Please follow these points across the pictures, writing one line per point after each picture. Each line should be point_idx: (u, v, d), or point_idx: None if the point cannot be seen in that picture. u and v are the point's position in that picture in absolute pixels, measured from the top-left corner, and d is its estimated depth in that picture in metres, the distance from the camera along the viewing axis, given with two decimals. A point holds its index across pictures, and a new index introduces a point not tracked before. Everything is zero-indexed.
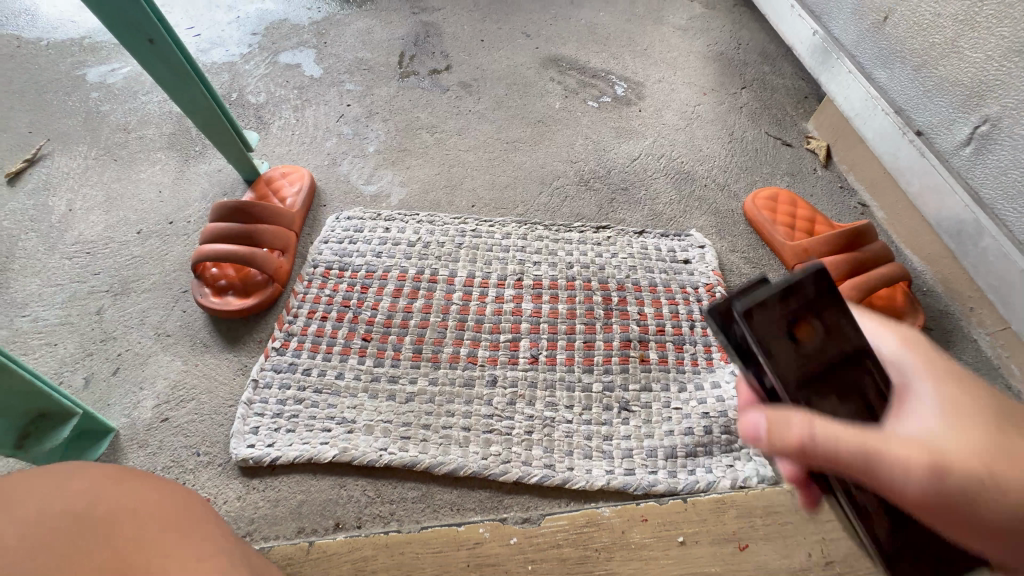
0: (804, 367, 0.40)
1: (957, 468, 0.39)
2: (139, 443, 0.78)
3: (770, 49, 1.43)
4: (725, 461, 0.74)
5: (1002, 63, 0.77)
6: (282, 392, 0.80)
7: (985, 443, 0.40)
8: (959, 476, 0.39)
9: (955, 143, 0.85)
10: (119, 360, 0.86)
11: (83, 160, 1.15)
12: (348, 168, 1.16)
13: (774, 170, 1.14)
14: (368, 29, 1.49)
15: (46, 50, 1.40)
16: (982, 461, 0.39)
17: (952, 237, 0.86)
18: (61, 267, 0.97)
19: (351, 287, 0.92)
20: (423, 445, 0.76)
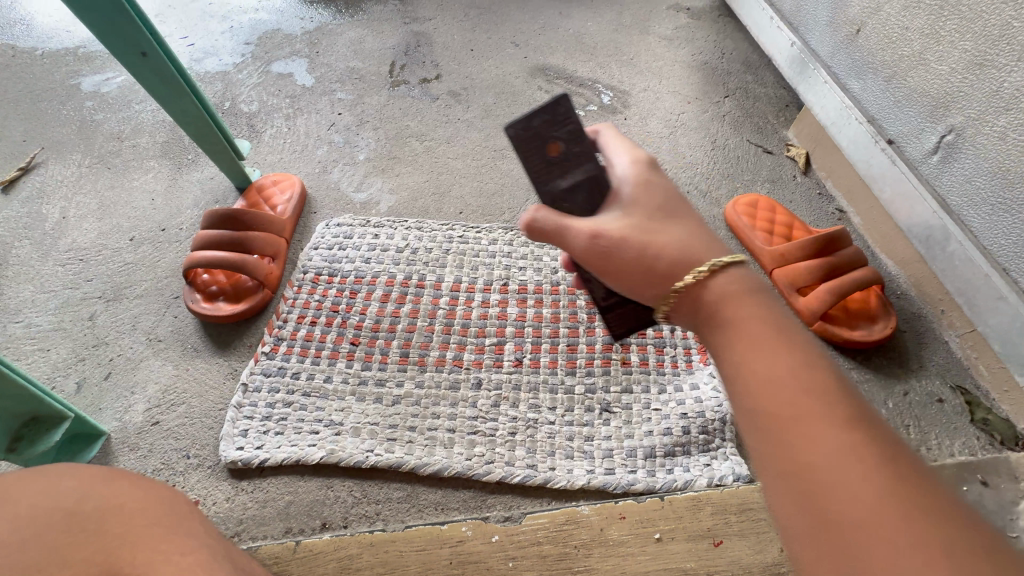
0: (547, 174, 0.51)
1: (614, 240, 0.48)
2: (130, 446, 0.79)
3: (753, 58, 1.46)
4: (702, 460, 0.76)
5: (965, 75, 0.80)
6: (272, 395, 0.82)
7: (645, 223, 0.48)
8: (616, 242, 0.47)
9: (923, 151, 0.89)
10: (110, 365, 0.88)
11: (76, 168, 1.17)
12: (339, 176, 1.18)
13: (755, 177, 1.17)
14: (360, 39, 1.51)
15: (41, 59, 1.42)
16: (632, 239, 0.47)
17: (922, 241, 0.90)
18: (54, 274, 0.99)
19: (341, 292, 0.94)
20: (409, 446, 0.78)
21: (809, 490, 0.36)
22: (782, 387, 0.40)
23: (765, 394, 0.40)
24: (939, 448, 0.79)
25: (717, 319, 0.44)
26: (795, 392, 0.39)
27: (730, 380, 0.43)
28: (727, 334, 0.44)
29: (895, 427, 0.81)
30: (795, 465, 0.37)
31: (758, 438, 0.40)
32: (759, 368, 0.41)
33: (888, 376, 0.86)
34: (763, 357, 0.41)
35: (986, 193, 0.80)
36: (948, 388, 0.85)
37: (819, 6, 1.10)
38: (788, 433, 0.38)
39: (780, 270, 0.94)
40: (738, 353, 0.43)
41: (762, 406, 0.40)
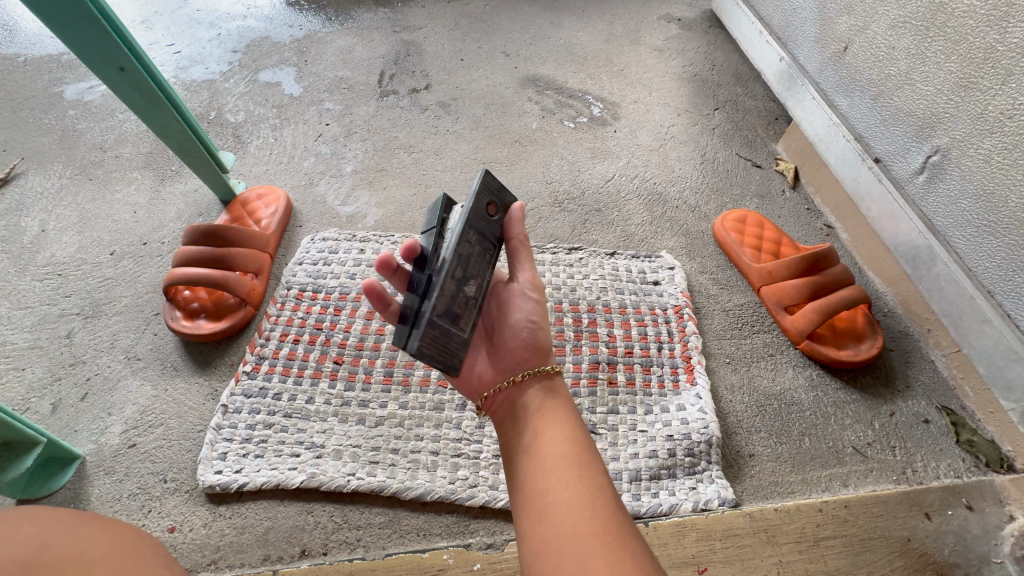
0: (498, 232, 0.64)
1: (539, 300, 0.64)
2: (105, 470, 0.77)
3: (743, 69, 1.46)
4: (688, 484, 0.75)
5: (950, 96, 0.80)
6: (251, 417, 0.80)
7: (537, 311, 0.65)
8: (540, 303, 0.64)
9: (910, 170, 0.89)
10: (87, 385, 0.86)
11: (57, 179, 1.15)
12: (325, 188, 1.17)
13: (744, 192, 1.16)
14: (349, 47, 1.50)
15: (24, 66, 1.39)
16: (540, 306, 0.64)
17: (908, 260, 0.91)
18: (32, 290, 0.97)
19: (324, 310, 0.92)
20: (392, 469, 0.77)
21: (564, 522, 0.46)
22: (568, 443, 0.52)
23: (555, 444, 0.52)
24: (925, 471, 0.78)
25: (541, 388, 0.58)
26: (575, 446, 0.52)
27: (535, 431, 0.54)
28: (543, 400, 0.57)
29: (881, 448, 0.81)
30: (560, 501, 0.48)
31: (539, 479, 0.50)
32: (556, 426, 0.54)
33: (874, 396, 0.86)
34: (554, 425, 0.54)
35: (971, 215, 0.80)
36: (934, 408, 0.84)
37: (807, 22, 1.10)
38: (564, 476, 0.49)
39: (768, 288, 0.94)
40: (548, 414, 0.56)
41: (551, 455, 0.51)
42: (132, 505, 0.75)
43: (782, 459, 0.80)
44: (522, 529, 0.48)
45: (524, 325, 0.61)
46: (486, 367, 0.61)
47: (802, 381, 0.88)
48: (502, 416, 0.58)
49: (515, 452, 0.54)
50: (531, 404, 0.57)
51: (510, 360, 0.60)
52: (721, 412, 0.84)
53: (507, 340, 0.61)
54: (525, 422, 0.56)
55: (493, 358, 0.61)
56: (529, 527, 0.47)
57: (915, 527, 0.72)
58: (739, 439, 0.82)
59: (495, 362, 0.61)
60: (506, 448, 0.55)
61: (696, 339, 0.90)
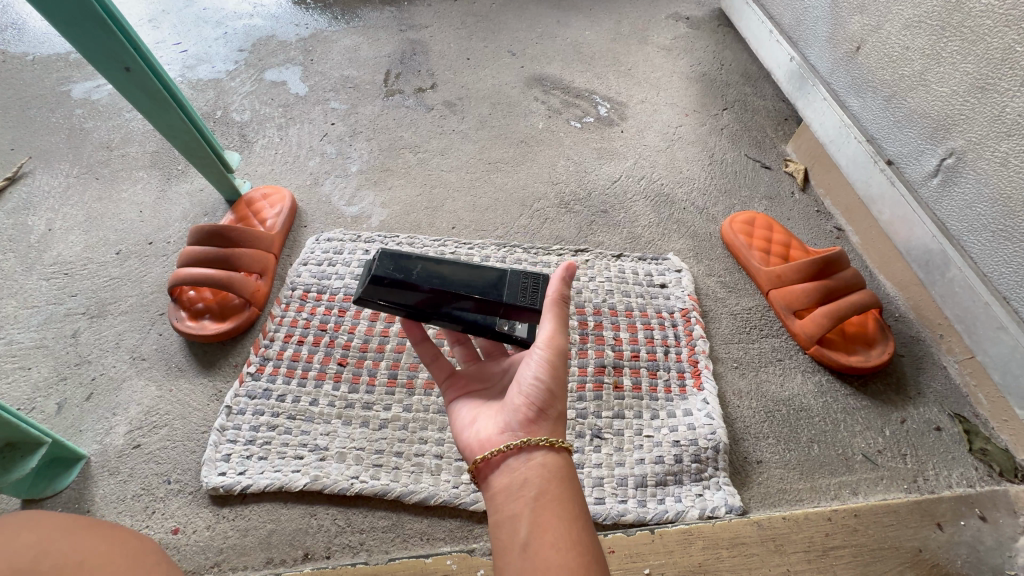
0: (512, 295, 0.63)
1: (557, 354, 0.54)
2: (109, 471, 0.77)
3: (752, 69, 1.44)
4: (694, 490, 0.74)
5: (966, 98, 0.79)
6: (255, 418, 0.80)
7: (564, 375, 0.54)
8: (555, 359, 0.54)
9: (924, 173, 0.87)
10: (92, 385, 0.86)
11: (64, 178, 1.15)
12: (330, 188, 1.16)
13: (752, 193, 1.15)
14: (355, 46, 1.49)
15: (31, 65, 1.40)
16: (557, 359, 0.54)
17: (920, 265, 0.89)
18: (39, 288, 0.97)
19: (328, 311, 0.92)
20: (395, 473, 0.76)
21: None
22: (568, 548, 0.44)
23: (555, 546, 0.44)
24: (937, 479, 0.77)
25: (543, 467, 0.50)
26: (579, 552, 0.44)
27: (533, 524, 0.46)
28: (545, 484, 0.49)
29: (892, 456, 0.79)
30: None
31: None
32: (558, 521, 0.46)
33: (884, 402, 0.84)
34: (554, 519, 0.46)
35: (987, 220, 0.78)
36: (946, 415, 0.83)
37: (819, 21, 1.09)
38: None
39: (777, 291, 0.92)
40: (548, 505, 0.47)
41: (551, 562, 0.43)
42: (136, 506, 0.75)
43: (791, 465, 0.79)
44: None
45: (530, 387, 0.53)
46: (486, 423, 0.55)
47: (811, 387, 0.86)
48: (493, 493, 0.50)
49: (507, 546, 0.46)
50: (530, 488, 0.48)
51: (512, 421, 0.52)
52: (728, 417, 0.83)
53: (514, 397, 0.53)
54: (521, 509, 0.47)
55: (498, 419, 0.54)
56: None
57: (926, 537, 0.71)
58: (746, 445, 0.81)
59: (498, 421, 0.53)
60: (496, 537, 0.47)
61: (704, 343, 0.89)
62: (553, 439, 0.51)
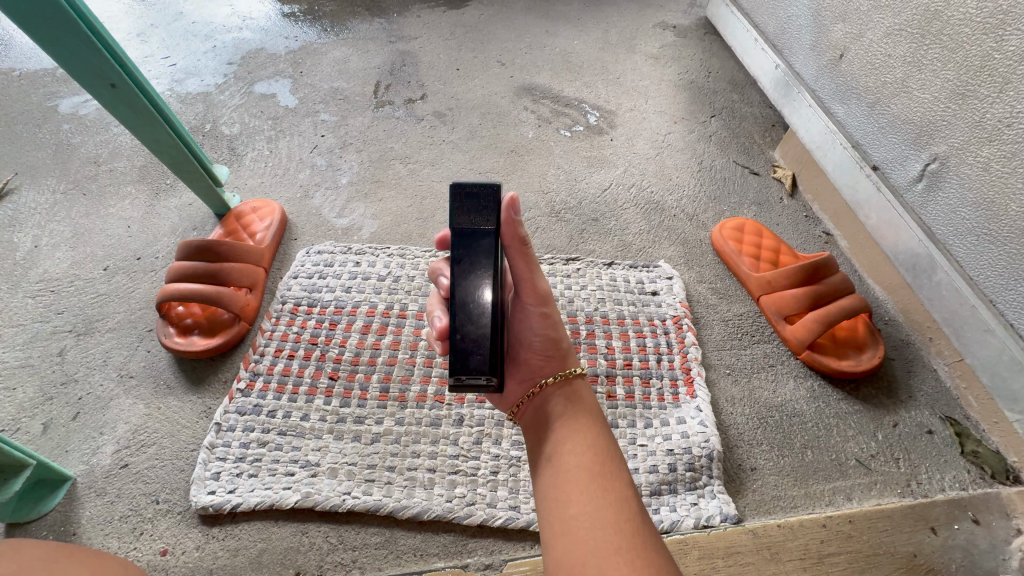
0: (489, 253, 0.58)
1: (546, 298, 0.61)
2: (96, 492, 0.76)
3: (739, 76, 1.46)
4: (689, 499, 0.74)
5: (947, 105, 0.80)
6: (246, 435, 0.79)
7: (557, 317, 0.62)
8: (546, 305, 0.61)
9: (908, 178, 0.89)
10: (78, 404, 0.85)
11: (51, 194, 1.14)
12: (320, 201, 1.16)
13: (741, 200, 1.16)
14: (344, 58, 1.50)
15: (18, 81, 1.39)
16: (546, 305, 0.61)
17: (908, 269, 0.90)
18: (24, 306, 0.96)
19: (319, 324, 0.91)
20: (388, 488, 0.75)
21: (586, 538, 0.45)
22: (589, 454, 0.51)
23: (576, 453, 0.51)
24: (930, 483, 0.77)
25: (561, 397, 0.57)
26: (598, 456, 0.51)
27: (557, 439, 0.53)
28: (565, 408, 0.56)
29: (884, 460, 0.79)
30: (581, 514, 0.47)
31: (560, 490, 0.49)
32: (578, 435, 0.53)
33: (876, 406, 0.85)
34: (574, 434, 0.53)
35: (972, 224, 0.79)
36: (937, 419, 0.83)
37: (802, 29, 1.10)
38: (585, 491, 0.48)
39: (768, 297, 0.93)
40: (569, 423, 0.54)
41: (573, 466, 0.50)
42: (124, 528, 0.73)
43: (785, 472, 0.79)
44: (544, 542, 0.48)
45: (534, 340, 0.60)
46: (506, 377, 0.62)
47: (803, 392, 0.86)
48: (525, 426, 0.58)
49: (538, 462, 0.54)
50: (553, 413, 0.56)
51: (528, 372, 0.60)
52: (722, 424, 0.83)
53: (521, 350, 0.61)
54: (546, 431, 0.55)
55: (515, 374, 0.61)
56: (552, 541, 0.47)
57: (921, 542, 0.71)
58: (740, 452, 0.81)
59: (514, 375, 0.61)
60: (530, 457, 0.55)
61: (696, 350, 0.89)
62: (566, 372, 0.59)
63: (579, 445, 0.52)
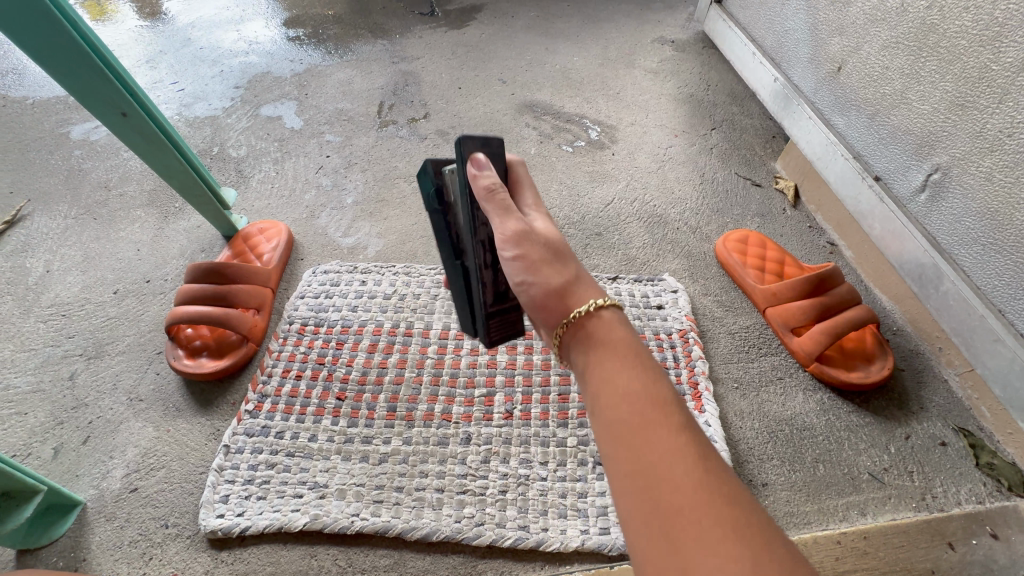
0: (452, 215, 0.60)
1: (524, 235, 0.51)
2: (106, 517, 0.76)
3: (738, 89, 1.47)
4: None
5: (947, 115, 0.80)
6: (254, 457, 0.79)
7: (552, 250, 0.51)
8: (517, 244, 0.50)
9: (911, 188, 0.89)
10: (89, 428, 0.85)
11: (63, 219, 1.16)
12: (326, 220, 1.17)
13: (744, 212, 1.16)
14: (349, 79, 1.53)
15: (31, 109, 1.42)
16: (525, 239, 0.50)
17: (914, 278, 0.90)
18: (36, 331, 0.97)
19: (326, 343, 0.92)
20: (396, 509, 0.75)
21: (668, 499, 0.37)
22: (649, 403, 0.42)
23: (630, 397, 0.42)
24: (945, 496, 0.76)
25: (595, 331, 0.47)
26: (656, 396, 0.42)
27: (604, 382, 0.44)
28: (605, 344, 0.46)
29: (898, 474, 0.78)
30: (653, 470, 0.38)
31: (622, 444, 0.40)
32: (627, 373, 0.44)
33: (888, 418, 0.84)
34: (622, 376, 0.43)
35: (977, 234, 0.79)
36: (951, 430, 0.82)
37: (800, 43, 1.12)
38: (652, 442, 0.39)
39: (773, 309, 0.93)
40: (614, 362, 0.45)
41: (630, 414, 0.41)
42: (133, 553, 0.73)
43: (796, 487, 0.78)
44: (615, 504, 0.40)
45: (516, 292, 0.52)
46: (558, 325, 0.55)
47: (813, 405, 0.86)
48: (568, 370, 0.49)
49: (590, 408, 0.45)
50: (594, 354, 0.46)
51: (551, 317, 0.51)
52: (731, 439, 0.83)
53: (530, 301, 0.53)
54: (591, 375, 0.45)
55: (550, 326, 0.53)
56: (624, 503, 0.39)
57: (938, 558, 0.69)
58: (751, 467, 0.80)
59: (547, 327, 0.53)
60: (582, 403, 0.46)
61: (703, 364, 0.89)
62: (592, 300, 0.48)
63: (631, 386, 0.43)
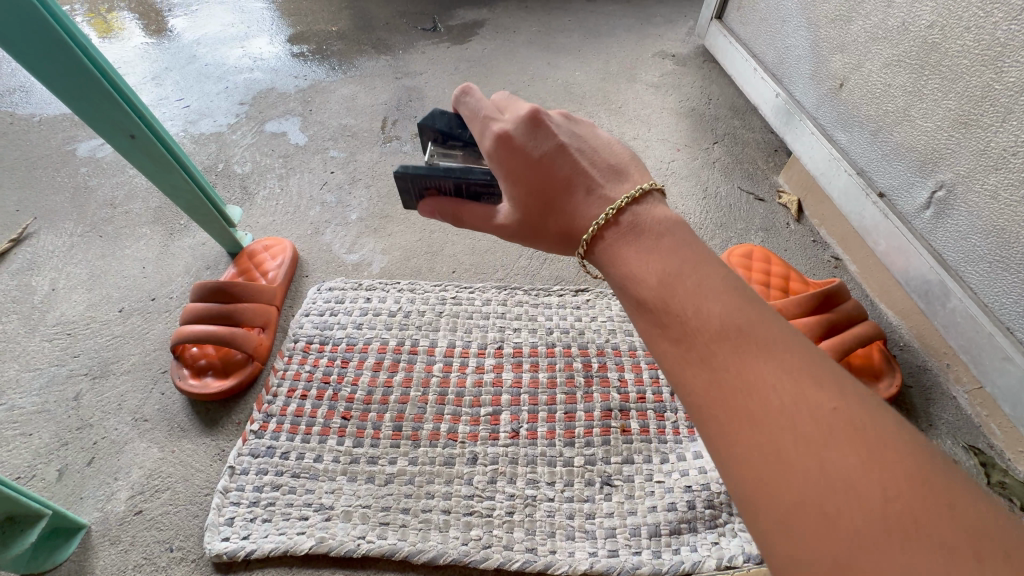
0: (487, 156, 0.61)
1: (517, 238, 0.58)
2: (110, 540, 0.76)
3: (739, 103, 1.48)
4: (710, 538, 0.73)
5: (950, 133, 0.81)
6: (259, 478, 0.79)
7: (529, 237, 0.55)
8: None
9: (916, 205, 0.89)
10: (94, 449, 0.85)
11: (69, 237, 1.17)
12: (331, 237, 1.18)
13: (748, 226, 1.16)
14: (352, 95, 1.54)
15: (38, 126, 1.44)
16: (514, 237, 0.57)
17: (920, 295, 0.90)
18: (41, 350, 0.97)
19: (331, 362, 0.92)
20: (402, 531, 0.74)
21: (737, 380, 0.36)
22: (693, 286, 0.41)
23: (674, 286, 0.41)
24: None
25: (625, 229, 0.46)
26: (695, 278, 0.41)
27: (642, 278, 0.43)
28: (638, 239, 0.45)
29: None
30: (713, 355, 0.38)
31: (679, 339, 0.40)
32: (664, 261, 0.43)
33: None
34: (658, 268, 0.43)
35: (983, 251, 0.79)
36: (961, 448, 0.82)
37: (801, 60, 1.13)
38: (706, 327, 0.39)
39: None
40: (651, 254, 0.44)
41: (678, 303, 0.41)
42: None
43: None
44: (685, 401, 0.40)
45: None
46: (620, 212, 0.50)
47: None
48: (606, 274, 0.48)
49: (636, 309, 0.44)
50: (628, 250, 0.45)
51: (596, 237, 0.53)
52: None
53: None
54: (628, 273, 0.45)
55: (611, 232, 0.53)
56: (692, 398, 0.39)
57: None
58: None
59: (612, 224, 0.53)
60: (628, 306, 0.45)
61: None
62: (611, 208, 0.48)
63: (672, 277, 0.42)
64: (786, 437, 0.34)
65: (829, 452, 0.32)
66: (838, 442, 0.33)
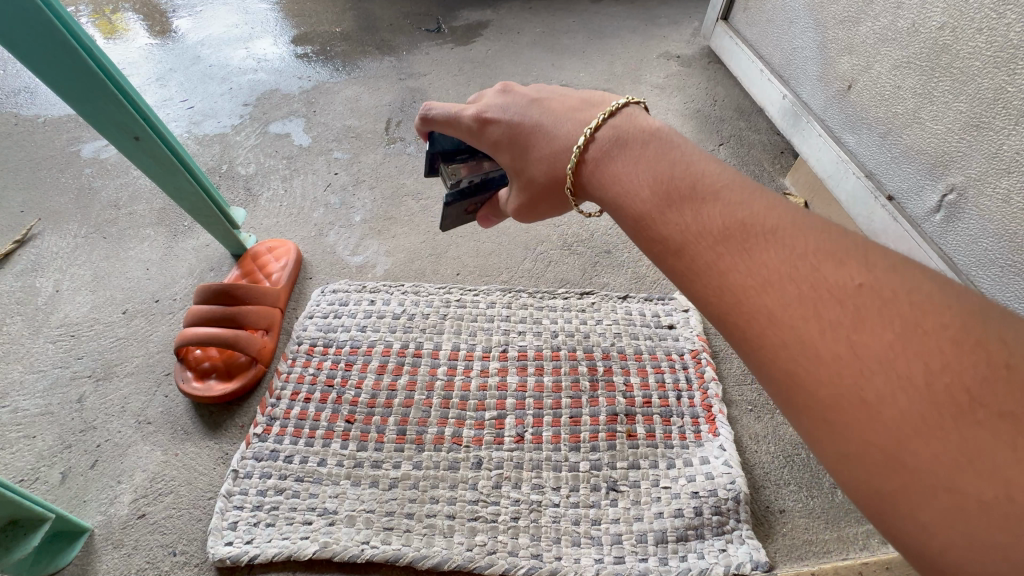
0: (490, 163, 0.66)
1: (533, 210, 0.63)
2: (113, 544, 0.75)
3: (745, 104, 1.47)
4: (717, 545, 0.72)
5: (961, 136, 0.80)
6: (263, 482, 0.78)
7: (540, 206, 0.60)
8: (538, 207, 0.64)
9: (926, 209, 0.88)
10: (97, 451, 0.85)
11: (73, 238, 1.17)
12: (335, 239, 1.17)
13: None
14: (356, 96, 1.53)
15: (43, 127, 1.44)
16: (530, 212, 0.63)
17: None
18: (45, 352, 0.97)
19: (335, 365, 0.91)
20: (406, 537, 0.74)
21: (746, 279, 0.38)
22: (683, 197, 0.43)
23: (666, 202, 0.43)
24: None
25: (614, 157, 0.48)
26: (683, 187, 0.43)
27: (640, 201, 0.45)
28: (626, 166, 0.47)
29: None
30: (719, 261, 0.39)
31: (686, 256, 0.41)
32: (654, 178, 0.45)
33: None
34: (649, 190, 0.45)
35: (994, 255, 0.78)
36: None
37: (809, 61, 1.12)
38: (704, 236, 0.41)
39: None
40: (642, 175, 0.46)
41: (675, 219, 0.42)
42: None
43: (815, 514, 0.77)
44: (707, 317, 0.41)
45: None
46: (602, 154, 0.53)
47: None
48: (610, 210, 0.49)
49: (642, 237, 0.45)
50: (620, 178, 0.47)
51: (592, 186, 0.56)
52: (747, 464, 0.82)
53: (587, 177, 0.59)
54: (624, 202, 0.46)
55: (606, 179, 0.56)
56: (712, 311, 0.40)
57: None
58: (767, 493, 0.79)
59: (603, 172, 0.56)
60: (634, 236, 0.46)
61: (716, 386, 0.88)
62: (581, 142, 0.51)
63: (663, 196, 0.44)
64: (813, 331, 0.34)
65: (848, 330, 0.33)
66: (837, 309, 0.34)
